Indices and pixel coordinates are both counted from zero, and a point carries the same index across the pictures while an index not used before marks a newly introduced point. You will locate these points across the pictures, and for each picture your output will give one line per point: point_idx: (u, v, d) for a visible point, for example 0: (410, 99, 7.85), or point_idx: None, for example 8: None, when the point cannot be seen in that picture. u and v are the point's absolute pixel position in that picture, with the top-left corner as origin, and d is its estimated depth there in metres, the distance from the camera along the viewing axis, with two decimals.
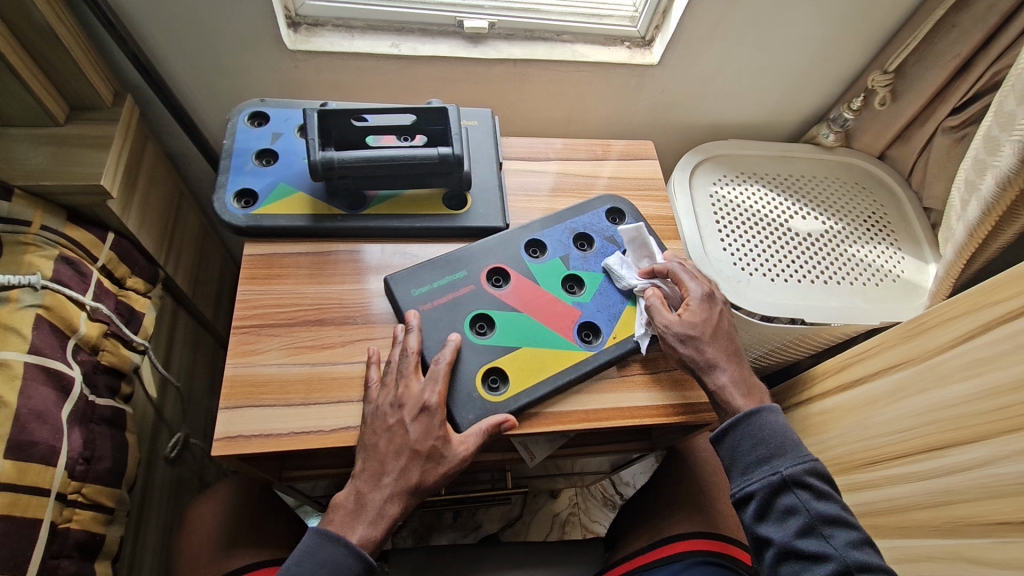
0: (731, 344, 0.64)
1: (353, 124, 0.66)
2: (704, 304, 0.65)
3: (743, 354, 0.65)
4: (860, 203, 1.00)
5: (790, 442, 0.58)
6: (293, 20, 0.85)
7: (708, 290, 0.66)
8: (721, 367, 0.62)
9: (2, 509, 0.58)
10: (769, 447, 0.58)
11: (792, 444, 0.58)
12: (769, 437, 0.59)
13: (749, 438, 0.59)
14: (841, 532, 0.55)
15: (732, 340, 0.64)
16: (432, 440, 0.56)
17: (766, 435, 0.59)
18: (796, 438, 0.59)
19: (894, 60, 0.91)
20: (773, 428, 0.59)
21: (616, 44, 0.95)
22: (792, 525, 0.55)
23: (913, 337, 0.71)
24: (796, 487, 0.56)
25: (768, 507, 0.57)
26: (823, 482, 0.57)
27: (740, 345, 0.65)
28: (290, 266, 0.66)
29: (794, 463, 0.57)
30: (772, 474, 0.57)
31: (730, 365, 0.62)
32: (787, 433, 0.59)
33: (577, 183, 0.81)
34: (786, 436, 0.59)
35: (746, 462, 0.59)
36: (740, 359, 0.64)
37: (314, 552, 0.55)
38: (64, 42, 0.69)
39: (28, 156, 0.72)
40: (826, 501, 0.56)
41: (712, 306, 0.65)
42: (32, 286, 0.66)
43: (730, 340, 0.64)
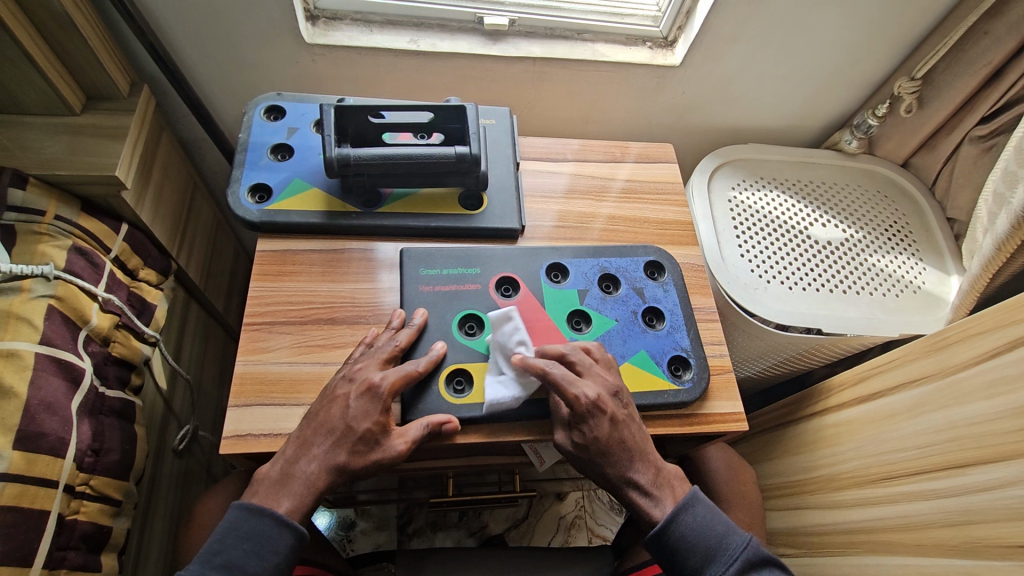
0: (634, 449, 0.57)
1: (370, 120, 0.66)
2: (594, 420, 0.56)
3: (650, 448, 0.59)
4: (882, 211, 0.98)
5: (717, 539, 0.56)
6: (311, 13, 0.84)
7: (597, 396, 0.56)
8: (628, 481, 0.57)
9: (10, 501, 0.57)
10: (700, 552, 0.56)
11: (722, 541, 0.56)
12: (698, 542, 0.56)
13: (678, 547, 0.56)
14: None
15: (636, 443, 0.57)
16: (369, 423, 0.53)
17: (694, 540, 0.56)
18: (723, 530, 0.57)
19: (922, 66, 0.90)
20: (698, 527, 0.57)
21: (638, 43, 0.93)
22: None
23: (937, 352, 0.69)
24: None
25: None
26: (761, 570, 0.56)
27: (645, 437, 0.58)
28: (303, 264, 0.65)
29: (729, 566, 0.55)
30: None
31: (638, 474, 0.57)
32: (712, 528, 0.57)
33: (593, 185, 0.79)
34: (713, 532, 0.57)
35: (687, 573, 0.56)
36: (648, 458, 0.58)
37: (236, 526, 0.51)
38: (81, 31, 0.69)
39: (43, 145, 0.72)
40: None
41: (603, 419, 0.56)
42: (44, 276, 0.66)
43: (634, 444, 0.57)
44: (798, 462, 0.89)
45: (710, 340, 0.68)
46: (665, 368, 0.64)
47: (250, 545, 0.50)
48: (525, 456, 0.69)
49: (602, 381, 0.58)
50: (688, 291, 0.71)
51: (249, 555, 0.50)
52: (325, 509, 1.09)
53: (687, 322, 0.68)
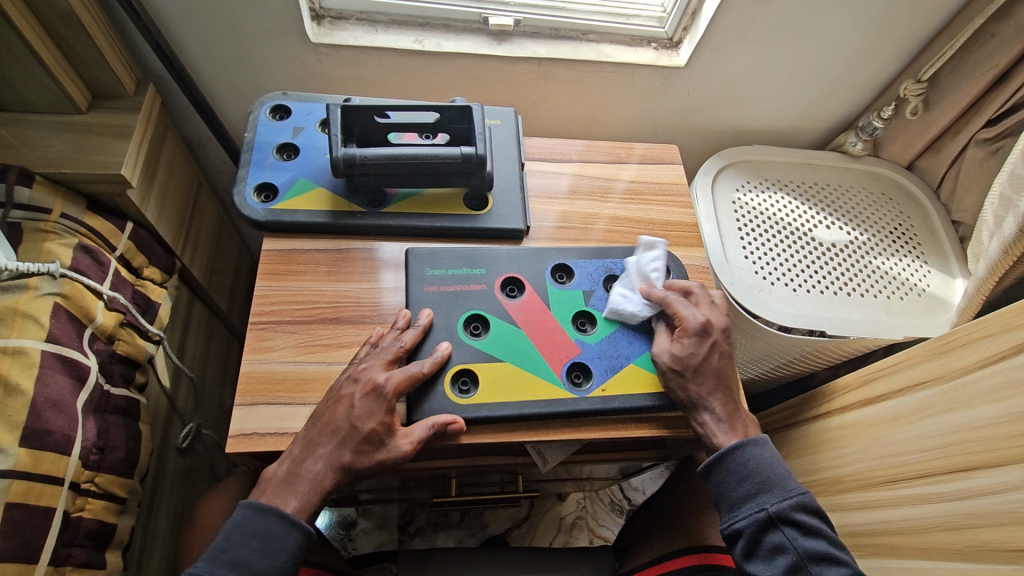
0: (722, 378, 0.61)
1: (376, 120, 0.66)
2: (697, 341, 0.62)
3: (736, 387, 0.62)
4: (887, 214, 0.98)
5: (777, 475, 0.58)
6: (317, 13, 0.84)
7: (706, 321, 0.63)
8: (706, 404, 0.60)
9: (15, 498, 0.57)
10: (756, 482, 0.58)
11: (782, 479, 0.58)
12: (757, 471, 0.58)
13: (737, 471, 0.58)
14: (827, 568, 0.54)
15: (725, 373, 0.61)
16: (374, 423, 0.53)
17: (754, 470, 0.58)
18: (784, 472, 0.58)
19: (928, 68, 0.89)
20: (761, 460, 0.58)
21: (643, 44, 0.93)
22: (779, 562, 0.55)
23: (941, 355, 0.69)
24: (782, 523, 0.56)
25: (755, 543, 0.56)
26: (813, 517, 0.56)
27: (734, 377, 0.62)
28: (309, 263, 0.65)
29: (781, 501, 0.56)
30: (758, 511, 0.56)
31: (717, 401, 0.60)
32: (775, 466, 0.58)
33: (597, 185, 0.79)
34: (774, 470, 0.58)
35: (734, 496, 0.58)
36: (731, 392, 0.61)
37: (243, 525, 0.51)
38: (87, 29, 0.69)
39: (50, 143, 0.72)
40: (814, 539, 0.55)
41: (705, 342, 0.62)
42: (51, 274, 0.66)
43: (723, 374, 0.61)
44: (801, 464, 0.89)
45: None
46: None
47: (257, 543, 0.50)
48: (528, 457, 0.69)
49: (717, 315, 0.64)
50: None
51: (256, 553, 0.50)
52: (326, 508, 1.07)
53: None
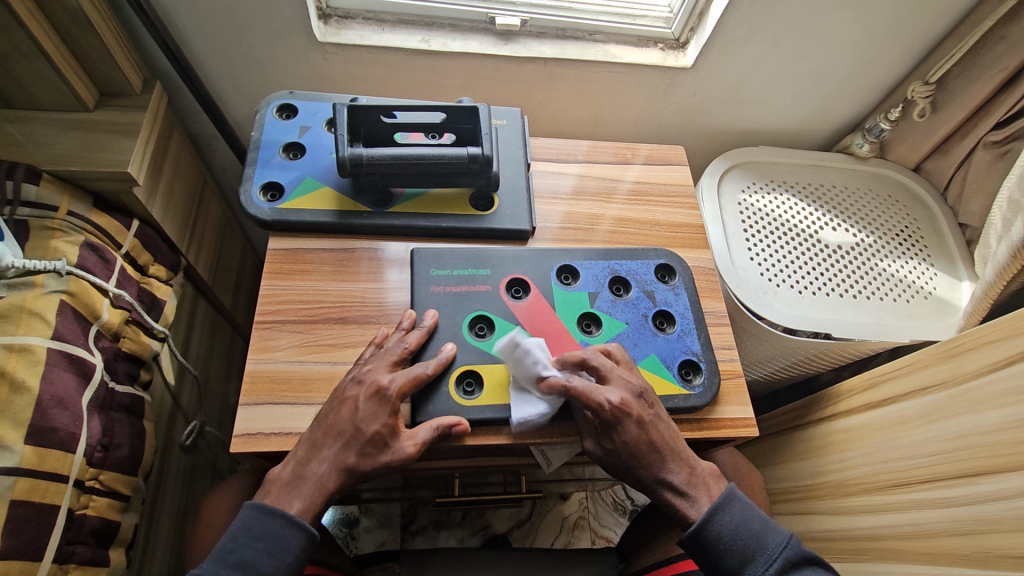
0: (664, 449, 0.57)
1: (382, 120, 0.66)
2: (620, 425, 0.56)
3: (681, 446, 0.58)
4: (893, 216, 0.98)
5: (756, 538, 0.56)
6: (324, 12, 0.84)
7: (622, 402, 0.56)
8: (662, 482, 0.57)
9: (21, 496, 0.58)
10: (739, 553, 0.55)
11: (761, 540, 0.56)
12: (736, 543, 0.55)
13: (716, 548, 0.55)
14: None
15: (665, 443, 0.57)
16: (379, 425, 0.53)
17: (731, 541, 0.55)
18: (762, 529, 0.56)
19: (936, 71, 0.89)
20: (736, 527, 0.56)
21: (650, 45, 0.93)
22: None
23: (949, 359, 0.69)
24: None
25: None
26: (803, 569, 0.56)
27: (674, 436, 0.58)
28: (315, 262, 0.65)
29: (769, 567, 0.55)
30: None
31: (672, 474, 0.57)
32: (749, 527, 0.56)
33: (601, 186, 0.79)
34: (751, 531, 0.56)
35: (723, 575, 0.55)
36: (680, 456, 0.58)
37: (249, 527, 0.51)
38: (94, 26, 0.69)
39: (56, 141, 0.72)
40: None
41: (629, 423, 0.56)
42: (57, 271, 0.66)
43: (664, 445, 0.57)
44: (806, 468, 0.88)
45: (720, 344, 0.68)
46: (674, 371, 0.64)
47: (263, 544, 0.50)
48: (532, 458, 0.69)
49: (626, 385, 0.58)
50: (699, 294, 0.70)
51: (261, 554, 0.50)
52: (333, 507, 1.08)
53: (697, 325, 0.68)
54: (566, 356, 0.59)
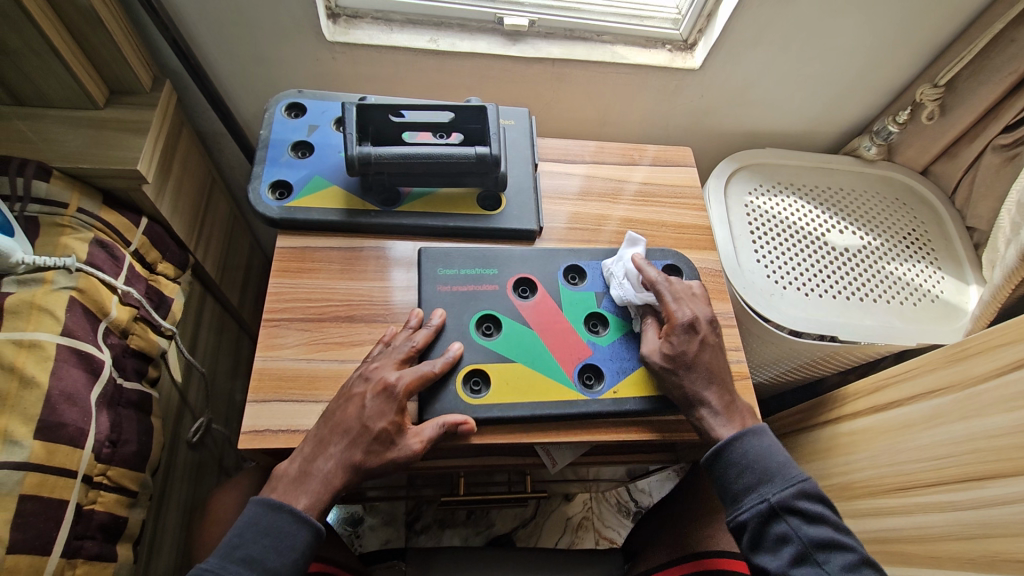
0: (716, 370, 0.60)
1: (391, 119, 0.66)
2: (685, 338, 0.60)
3: (729, 377, 0.61)
4: (900, 219, 0.97)
5: (776, 464, 0.57)
6: (332, 12, 0.84)
7: (693, 318, 0.61)
8: (700, 399, 0.59)
9: (29, 490, 0.58)
10: (757, 472, 0.57)
11: (782, 467, 0.57)
12: (757, 462, 0.57)
13: (735, 463, 0.57)
14: (834, 553, 0.54)
15: (717, 367, 0.60)
16: (385, 422, 0.53)
17: (752, 460, 0.57)
18: (784, 460, 0.58)
19: (946, 73, 0.89)
20: (759, 450, 0.58)
21: (657, 46, 0.93)
22: (786, 552, 0.54)
23: (956, 362, 0.68)
24: (785, 512, 0.55)
25: (760, 534, 0.55)
26: (816, 503, 0.56)
27: (726, 368, 0.61)
28: (323, 261, 0.66)
29: (783, 489, 0.56)
30: (760, 502, 0.55)
31: (711, 395, 0.59)
32: (773, 455, 0.58)
33: (607, 187, 0.79)
34: (774, 458, 0.57)
35: (734, 489, 0.57)
36: (726, 385, 0.60)
37: (256, 522, 0.51)
38: (106, 24, 0.69)
39: (67, 138, 0.73)
40: (818, 526, 0.54)
41: (693, 338, 0.60)
42: (67, 268, 0.67)
43: (715, 368, 0.60)
44: (811, 470, 0.88)
45: (726, 346, 0.68)
46: None
47: (269, 541, 0.50)
48: (537, 457, 0.69)
49: (701, 308, 0.63)
50: (705, 295, 0.70)
51: (268, 550, 0.50)
52: (338, 505, 1.07)
53: None
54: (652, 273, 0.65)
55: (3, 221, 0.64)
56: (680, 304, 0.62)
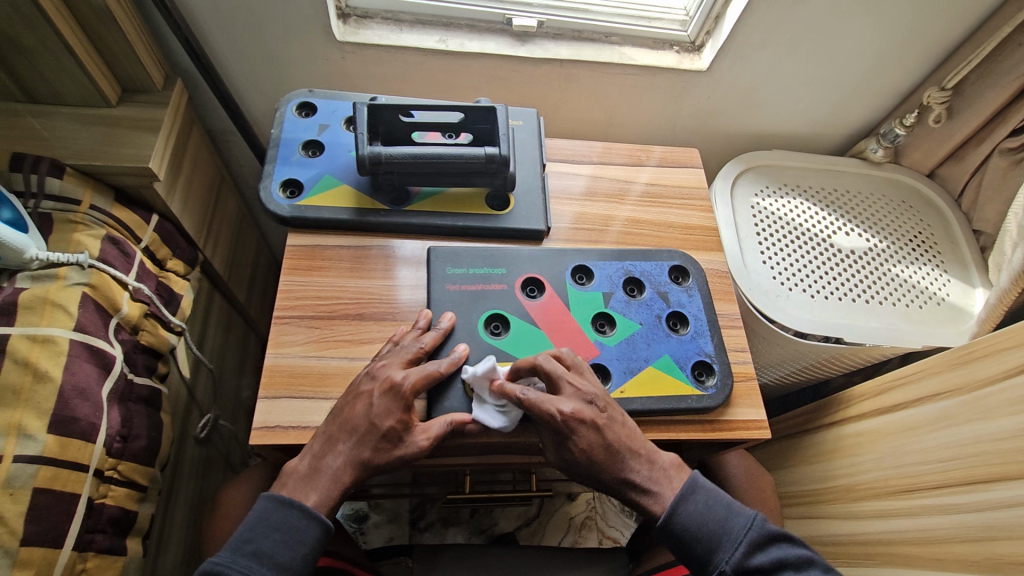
0: (625, 447, 0.56)
1: (400, 119, 0.66)
2: (576, 435, 0.55)
3: (638, 442, 0.57)
4: (906, 221, 0.98)
5: (721, 525, 0.55)
6: (342, 11, 0.85)
7: (573, 411, 0.55)
8: (625, 481, 0.56)
9: (42, 484, 0.59)
10: (706, 541, 0.55)
11: (727, 524, 0.56)
12: (702, 531, 0.55)
13: (683, 538, 0.56)
14: None
15: (622, 443, 0.56)
16: (392, 420, 0.53)
17: (697, 530, 0.55)
18: (726, 512, 0.56)
19: (953, 76, 0.89)
20: (701, 514, 0.56)
21: (665, 47, 0.93)
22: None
23: (962, 365, 0.69)
24: (746, 574, 0.54)
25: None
26: (769, 549, 0.55)
27: (631, 434, 0.57)
28: (332, 259, 0.66)
29: (735, 552, 0.54)
30: (720, 573, 0.54)
31: (634, 472, 0.56)
32: (714, 512, 0.56)
33: (614, 187, 0.79)
34: (715, 517, 0.56)
35: (692, 563, 0.55)
36: (640, 453, 0.57)
37: (266, 517, 0.51)
38: (119, 23, 0.70)
39: (80, 136, 0.73)
40: (778, 574, 0.55)
41: (585, 431, 0.55)
42: (79, 264, 0.68)
43: (623, 445, 0.56)
44: (815, 471, 0.88)
45: (732, 346, 0.68)
46: (687, 372, 0.64)
47: (280, 535, 0.51)
48: (543, 456, 0.70)
49: (582, 391, 0.57)
50: (712, 296, 0.71)
51: (278, 545, 0.50)
52: (346, 501, 1.08)
53: (710, 327, 0.68)
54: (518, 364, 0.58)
55: (19, 219, 0.65)
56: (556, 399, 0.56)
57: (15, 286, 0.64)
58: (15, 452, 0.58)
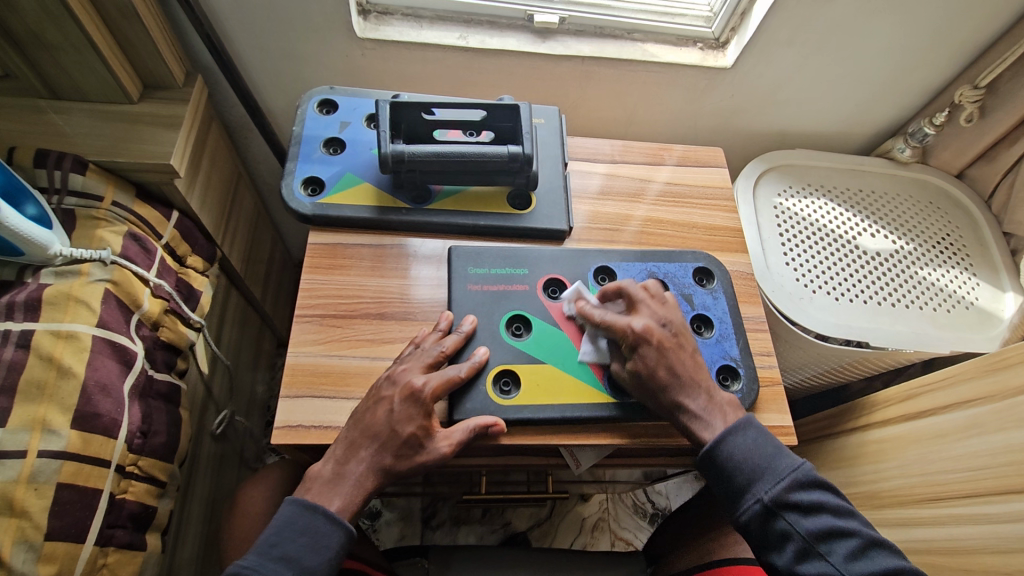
0: (692, 368, 0.58)
1: (422, 117, 0.66)
2: (643, 350, 0.57)
3: (700, 373, 0.58)
4: (934, 223, 0.95)
5: (764, 460, 0.55)
6: (363, 8, 0.84)
7: (646, 326, 0.58)
8: (681, 407, 0.56)
9: (66, 479, 0.59)
10: (748, 472, 0.54)
11: (771, 460, 0.55)
12: (744, 461, 0.55)
13: (724, 466, 0.55)
14: (837, 542, 0.52)
15: (687, 369, 0.57)
16: (413, 428, 0.53)
17: (739, 459, 0.55)
18: (772, 451, 0.55)
19: (987, 75, 0.87)
20: (747, 446, 0.55)
21: (688, 44, 0.92)
22: (789, 549, 0.53)
23: (995, 371, 0.67)
24: (781, 510, 0.53)
25: (763, 534, 0.54)
26: (812, 492, 0.54)
27: (695, 365, 0.58)
28: (353, 258, 0.66)
29: (776, 485, 0.54)
30: (755, 503, 0.53)
31: (689, 398, 0.57)
32: (761, 449, 0.55)
33: (631, 187, 0.78)
34: (761, 452, 0.55)
35: (729, 489, 0.55)
36: (699, 384, 0.57)
37: (293, 521, 0.51)
38: (143, 19, 0.70)
39: (101, 132, 0.74)
40: (815, 517, 0.53)
41: (652, 346, 0.57)
42: (102, 260, 0.68)
43: (687, 370, 0.57)
44: (836, 477, 0.87)
45: (758, 350, 0.67)
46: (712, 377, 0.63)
47: (306, 539, 0.50)
48: (562, 458, 0.69)
49: (656, 316, 0.59)
50: (735, 299, 0.69)
51: (305, 549, 0.50)
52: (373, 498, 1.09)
53: (735, 331, 0.67)
54: (607, 288, 0.62)
55: (43, 215, 0.66)
56: (632, 317, 0.59)
57: (39, 281, 0.65)
58: (39, 447, 0.58)
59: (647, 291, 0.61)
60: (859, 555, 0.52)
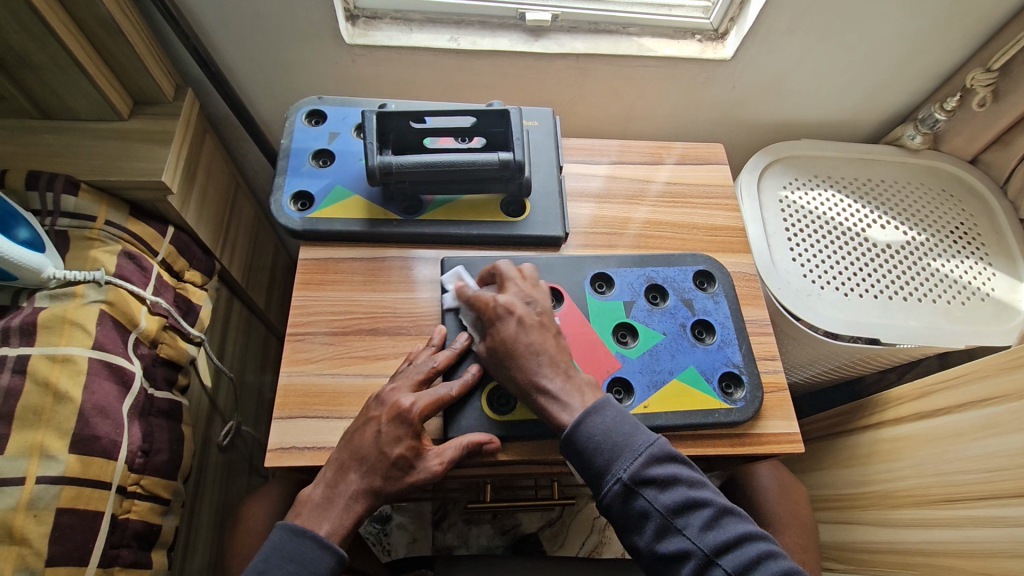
0: (556, 347, 0.56)
1: (411, 126, 0.64)
2: (500, 323, 0.56)
3: (561, 353, 0.56)
4: (946, 212, 0.92)
5: (623, 437, 0.52)
6: (351, 13, 0.83)
7: (507, 301, 0.57)
8: (536, 384, 0.55)
9: (65, 504, 0.60)
10: (605, 451, 0.52)
11: (629, 438, 0.52)
12: (604, 440, 0.52)
13: (585, 448, 0.53)
14: (693, 515, 0.50)
15: (546, 347, 0.56)
16: (403, 449, 0.52)
17: (599, 441, 0.52)
18: (630, 429, 0.53)
19: (1000, 57, 0.83)
20: (606, 426, 0.53)
21: (686, 36, 0.89)
22: (649, 529, 0.51)
23: (1010, 370, 0.64)
24: (639, 486, 0.51)
25: (623, 516, 0.51)
26: (668, 466, 0.52)
27: (557, 345, 0.57)
28: (345, 273, 0.65)
29: (633, 463, 0.51)
30: (614, 483, 0.51)
31: (546, 379, 0.55)
32: (620, 428, 0.53)
33: (631, 187, 0.76)
34: (621, 431, 0.53)
35: (589, 472, 0.53)
36: (559, 363, 0.56)
37: (282, 547, 0.51)
38: (127, 36, 0.69)
39: (91, 152, 0.73)
40: (671, 491, 0.51)
41: (511, 320, 0.56)
42: (96, 281, 0.68)
43: (544, 346, 0.56)
44: (850, 476, 0.85)
45: (762, 355, 0.65)
46: (714, 386, 0.61)
47: (295, 566, 0.50)
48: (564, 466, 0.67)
49: (521, 293, 0.59)
50: (738, 302, 0.68)
51: None
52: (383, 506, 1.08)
53: (737, 336, 0.65)
54: (482, 272, 0.63)
55: (36, 238, 0.66)
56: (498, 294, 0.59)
57: (34, 305, 0.65)
58: (38, 473, 0.59)
59: (517, 269, 0.61)
60: (712, 525, 0.50)
